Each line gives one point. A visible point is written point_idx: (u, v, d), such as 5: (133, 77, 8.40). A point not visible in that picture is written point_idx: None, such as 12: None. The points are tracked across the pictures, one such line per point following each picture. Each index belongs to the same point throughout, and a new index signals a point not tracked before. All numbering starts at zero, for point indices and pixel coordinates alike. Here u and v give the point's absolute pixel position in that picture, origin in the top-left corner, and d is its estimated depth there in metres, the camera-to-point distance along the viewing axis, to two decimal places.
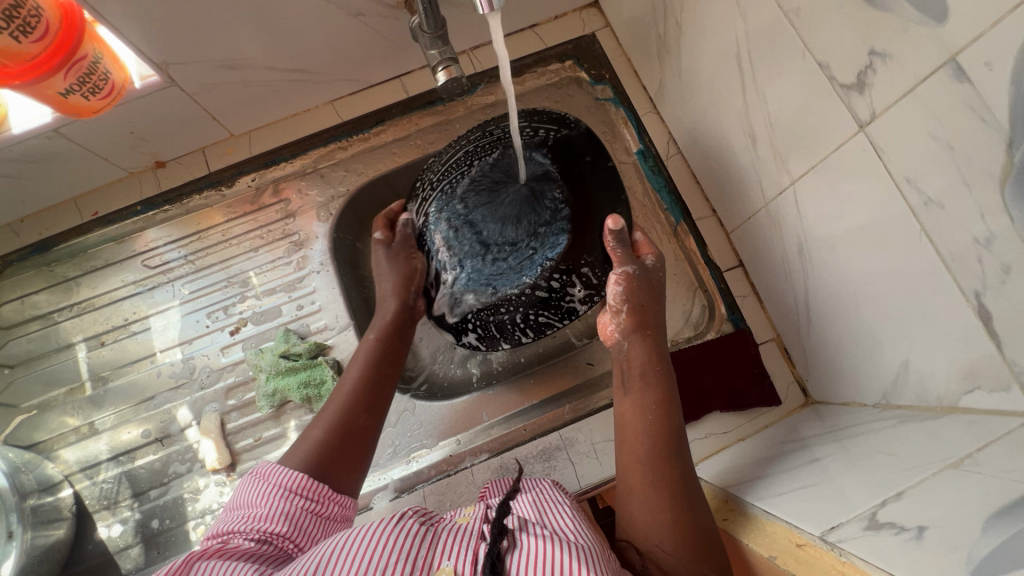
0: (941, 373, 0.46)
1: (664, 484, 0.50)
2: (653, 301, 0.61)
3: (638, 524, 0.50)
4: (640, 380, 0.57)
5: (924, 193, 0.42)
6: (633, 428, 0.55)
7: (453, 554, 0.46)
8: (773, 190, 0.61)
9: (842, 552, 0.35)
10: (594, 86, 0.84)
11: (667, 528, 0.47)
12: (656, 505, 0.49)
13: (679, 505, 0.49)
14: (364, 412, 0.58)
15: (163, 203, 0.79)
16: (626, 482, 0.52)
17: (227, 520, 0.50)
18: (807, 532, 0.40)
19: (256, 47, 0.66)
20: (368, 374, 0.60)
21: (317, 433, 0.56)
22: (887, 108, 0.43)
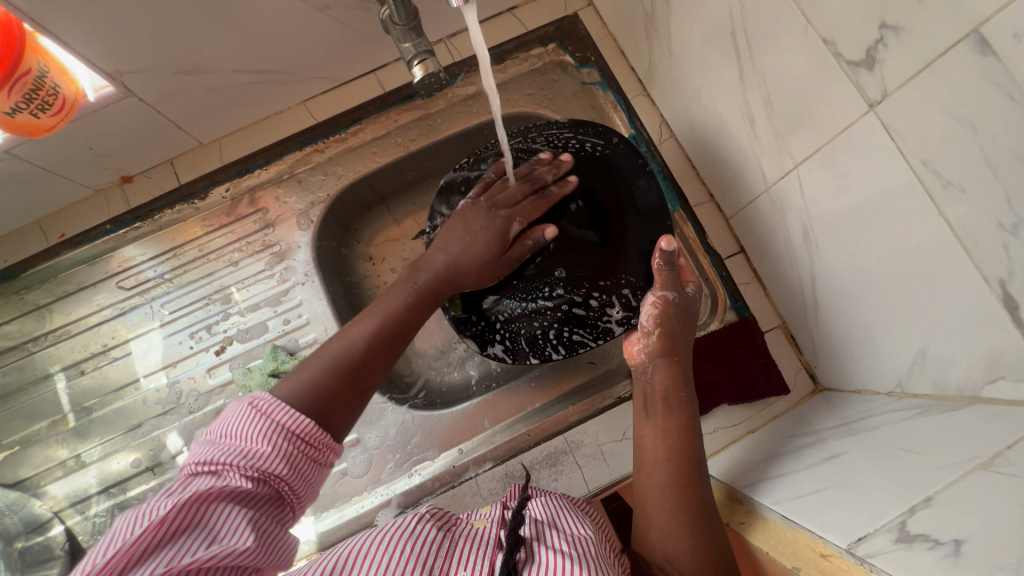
0: (962, 362, 0.44)
1: (693, 516, 0.49)
2: (684, 323, 0.59)
3: (659, 549, 0.49)
4: (670, 405, 0.54)
5: (942, 176, 0.39)
6: (654, 451, 0.53)
7: (470, 565, 0.45)
8: (775, 173, 0.58)
9: (874, 569, 0.34)
10: (579, 70, 0.80)
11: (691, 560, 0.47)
12: (676, 530, 0.48)
13: (700, 533, 0.48)
14: (368, 371, 0.51)
15: (134, 220, 0.74)
16: (649, 506, 0.51)
17: (213, 444, 0.44)
18: (832, 542, 0.38)
19: (217, 49, 0.61)
20: (380, 333, 0.54)
21: (319, 376, 0.49)
22: (900, 85, 0.40)
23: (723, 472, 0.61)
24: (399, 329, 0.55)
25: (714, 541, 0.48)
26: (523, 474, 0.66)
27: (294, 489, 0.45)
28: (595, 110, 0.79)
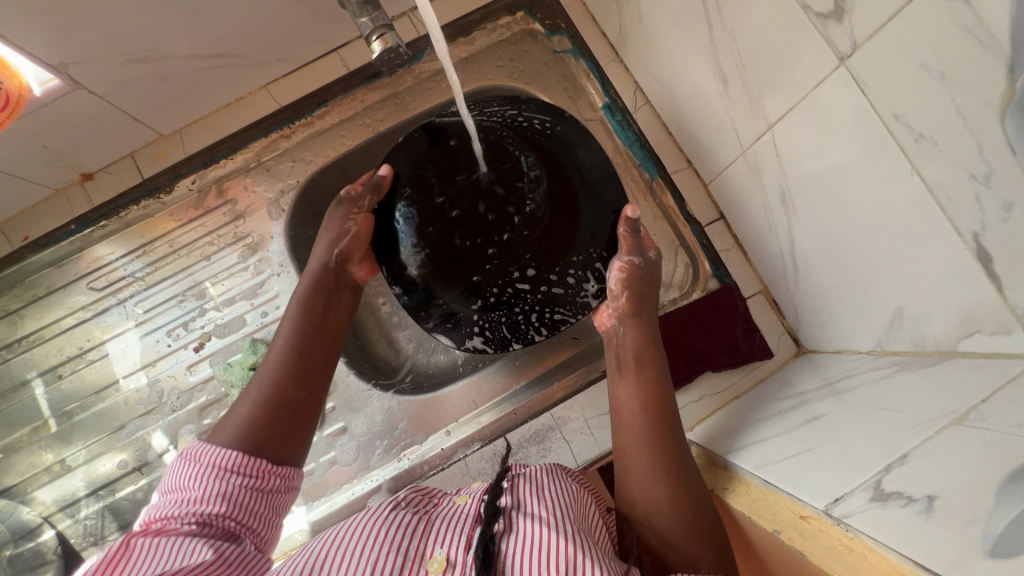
0: (938, 318, 0.44)
1: (667, 463, 0.51)
2: (655, 280, 0.62)
3: (637, 501, 0.51)
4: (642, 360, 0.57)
5: (913, 129, 0.38)
6: (627, 408, 0.55)
7: (447, 541, 0.46)
8: (749, 136, 0.56)
9: (849, 528, 0.34)
10: (550, 38, 0.77)
11: (667, 507, 0.48)
12: (656, 483, 0.50)
13: (679, 482, 0.50)
14: (292, 383, 0.55)
15: (99, 218, 0.72)
16: (631, 460, 0.52)
17: (160, 507, 0.47)
18: (810, 504, 0.38)
19: (165, 33, 0.58)
20: (300, 357, 0.56)
21: (247, 407, 0.52)
22: (869, 37, 0.39)
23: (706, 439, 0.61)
24: (312, 345, 0.58)
25: (690, 487, 0.49)
26: (511, 452, 0.66)
27: (242, 524, 0.47)
28: (568, 79, 0.77)
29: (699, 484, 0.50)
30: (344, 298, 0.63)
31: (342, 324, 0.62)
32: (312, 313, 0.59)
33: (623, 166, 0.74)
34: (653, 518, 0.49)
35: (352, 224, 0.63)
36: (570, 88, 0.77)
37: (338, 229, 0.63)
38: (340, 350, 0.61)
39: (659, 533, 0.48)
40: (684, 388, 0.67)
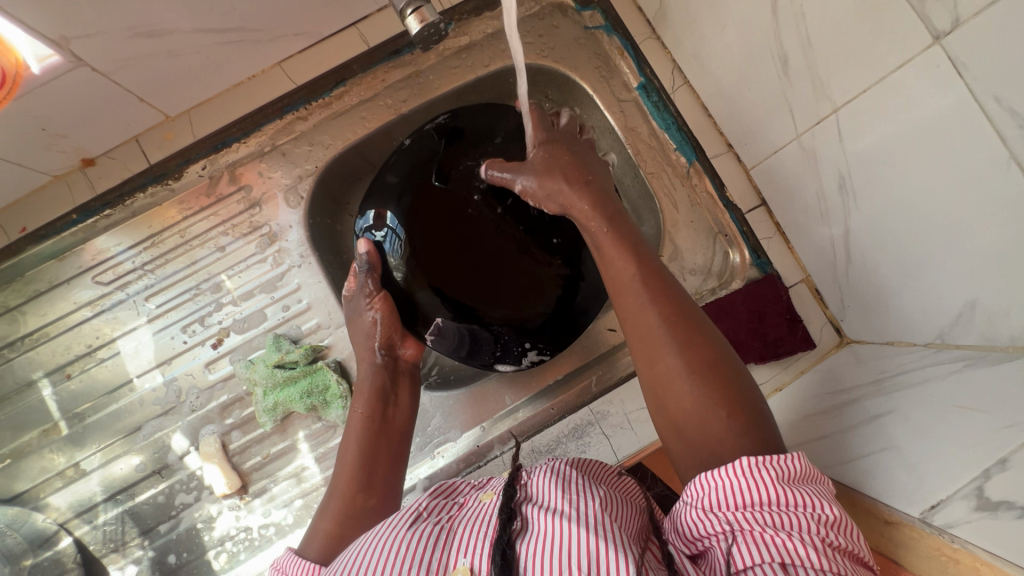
0: (1018, 312, 0.42)
1: (664, 336, 0.47)
2: (561, 151, 0.58)
3: (651, 389, 0.48)
4: (599, 239, 0.53)
5: (1019, 114, 0.37)
6: (620, 295, 0.51)
7: (469, 549, 0.42)
8: (809, 120, 0.53)
9: (955, 540, 0.36)
10: (581, 13, 0.73)
11: (678, 381, 0.45)
12: (672, 367, 0.46)
13: (691, 352, 0.46)
14: (361, 494, 0.54)
15: (103, 207, 0.67)
16: (633, 347, 0.50)
17: None
18: (900, 512, 0.41)
19: (178, 3, 0.53)
20: (369, 464, 0.56)
21: (326, 526, 0.53)
22: (975, 15, 0.37)
23: None
24: (377, 448, 0.57)
25: (697, 352, 0.46)
26: (549, 449, 0.64)
27: None
28: (600, 57, 0.73)
29: (707, 345, 0.47)
30: (402, 389, 0.63)
31: (408, 417, 0.61)
32: (371, 418, 0.58)
33: (658, 151, 0.72)
34: (671, 400, 0.46)
35: (373, 316, 0.61)
36: (603, 67, 0.73)
37: (368, 330, 0.62)
38: (407, 447, 0.60)
39: (682, 414, 0.45)
40: None
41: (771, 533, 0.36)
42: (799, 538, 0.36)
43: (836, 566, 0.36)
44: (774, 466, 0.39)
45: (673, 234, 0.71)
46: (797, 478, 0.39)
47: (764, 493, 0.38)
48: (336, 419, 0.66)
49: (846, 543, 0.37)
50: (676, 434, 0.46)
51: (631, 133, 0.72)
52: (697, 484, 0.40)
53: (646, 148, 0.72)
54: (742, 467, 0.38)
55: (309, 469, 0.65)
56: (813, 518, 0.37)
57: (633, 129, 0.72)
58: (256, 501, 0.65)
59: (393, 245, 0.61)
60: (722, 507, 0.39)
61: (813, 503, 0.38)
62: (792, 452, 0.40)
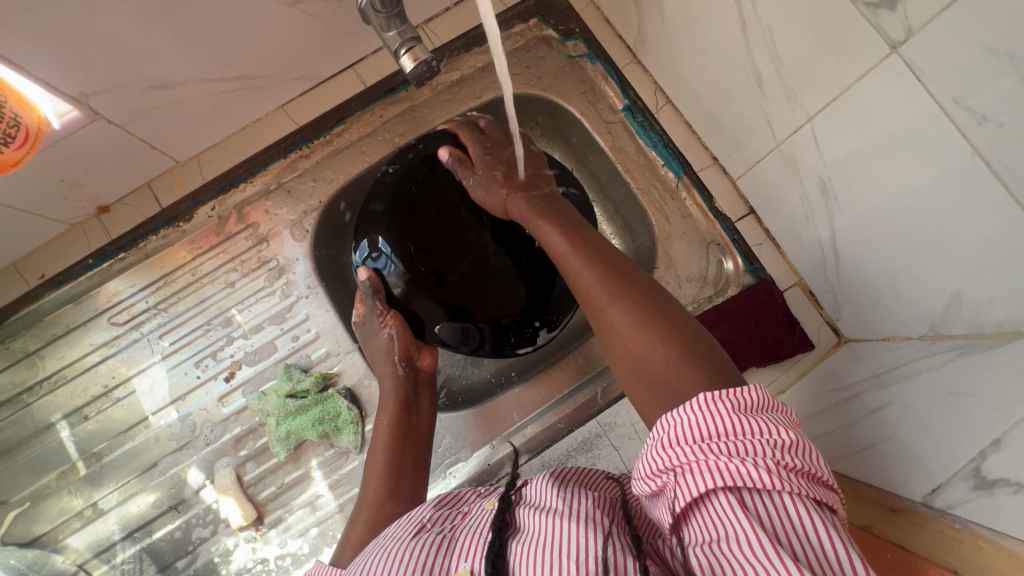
0: (1001, 300, 0.43)
1: (604, 290, 0.50)
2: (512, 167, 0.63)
3: (607, 341, 0.51)
4: (536, 222, 0.58)
5: (977, 112, 0.39)
6: (570, 266, 0.54)
7: (470, 553, 0.43)
8: (785, 129, 0.56)
9: (956, 520, 0.40)
10: (564, 43, 0.77)
11: (624, 326, 0.48)
12: (622, 317, 0.48)
13: (637, 304, 0.49)
14: (389, 500, 0.56)
15: (118, 250, 0.70)
16: (591, 317, 0.52)
17: None
18: (906, 499, 0.44)
19: (185, 56, 0.57)
20: (396, 470, 0.58)
21: (357, 535, 0.54)
22: (926, 23, 0.39)
23: None
24: (403, 455, 0.59)
25: (633, 298, 0.49)
26: (559, 463, 0.64)
27: None
28: (585, 83, 0.77)
29: (643, 288, 0.50)
30: (422, 396, 0.64)
31: (430, 422, 0.63)
32: (396, 426, 0.60)
33: (646, 168, 0.75)
34: (620, 345, 0.48)
35: (387, 333, 0.63)
36: (588, 92, 0.77)
37: (384, 346, 0.64)
38: (428, 454, 0.61)
39: (631, 355, 0.47)
40: None
41: (725, 461, 0.37)
42: (754, 464, 0.36)
43: (792, 486, 0.36)
44: (728, 398, 0.39)
45: (667, 245, 0.73)
46: (753, 408, 0.39)
47: (719, 425, 0.38)
48: (347, 445, 0.67)
49: (802, 466, 0.37)
50: (630, 377, 0.48)
51: (619, 153, 0.75)
52: (661, 424, 0.41)
53: (634, 165, 0.75)
54: (698, 402, 0.40)
55: (324, 497, 0.66)
56: (769, 443, 0.37)
57: (621, 148, 0.76)
58: (272, 531, 0.65)
59: (389, 266, 0.64)
60: (680, 444, 0.39)
61: (768, 429, 0.38)
62: (748, 385, 0.41)
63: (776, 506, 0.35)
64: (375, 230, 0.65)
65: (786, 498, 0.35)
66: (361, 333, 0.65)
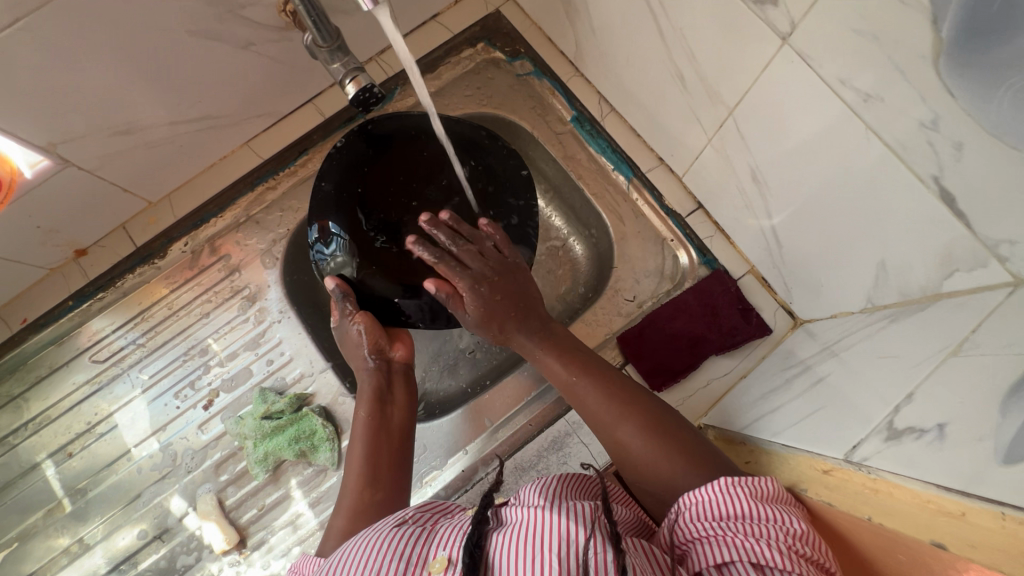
0: (918, 264, 0.45)
1: (614, 413, 0.54)
2: (490, 292, 0.60)
3: (620, 463, 0.54)
4: (535, 354, 0.60)
5: (862, 90, 0.41)
6: (578, 387, 0.57)
7: (448, 543, 0.45)
8: (713, 124, 0.59)
9: (870, 470, 0.37)
10: (512, 63, 0.82)
11: (638, 448, 0.52)
12: (638, 438, 0.52)
13: (646, 425, 0.52)
14: (368, 488, 0.58)
15: (96, 290, 0.73)
16: (597, 433, 0.56)
17: None
18: (831, 457, 0.42)
19: (147, 101, 0.61)
20: (376, 463, 0.60)
21: (339, 522, 0.57)
22: (805, 14, 0.42)
23: (721, 420, 0.62)
24: (379, 446, 0.61)
25: (640, 418, 0.53)
26: (531, 464, 0.66)
27: None
28: (534, 99, 0.81)
29: (647, 407, 0.54)
30: (399, 387, 0.65)
31: (406, 414, 0.64)
32: (372, 418, 0.62)
33: (598, 173, 0.78)
34: (637, 468, 0.52)
35: (357, 329, 0.64)
36: (538, 107, 0.81)
37: (356, 342, 0.65)
38: (408, 446, 0.64)
39: (651, 478, 0.51)
40: (691, 375, 0.68)
41: (743, 538, 0.40)
42: (769, 544, 0.39)
43: (802, 570, 0.38)
44: (748, 484, 0.42)
45: (623, 245, 0.75)
46: (771, 499, 0.42)
47: (738, 507, 0.42)
48: (325, 462, 0.69)
49: (812, 554, 0.40)
50: (654, 495, 0.51)
51: (571, 161, 0.79)
52: (681, 503, 0.44)
53: (586, 171, 0.78)
54: (721, 484, 0.43)
55: (305, 515, 0.67)
56: (784, 531, 0.40)
57: (573, 157, 0.79)
58: (255, 554, 0.66)
59: (339, 248, 0.64)
60: (702, 517, 0.43)
61: (782, 517, 0.41)
62: (765, 476, 0.44)
63: None
64: (325, 216, 0.64)
65: None
66: (337, 332, 0.66)
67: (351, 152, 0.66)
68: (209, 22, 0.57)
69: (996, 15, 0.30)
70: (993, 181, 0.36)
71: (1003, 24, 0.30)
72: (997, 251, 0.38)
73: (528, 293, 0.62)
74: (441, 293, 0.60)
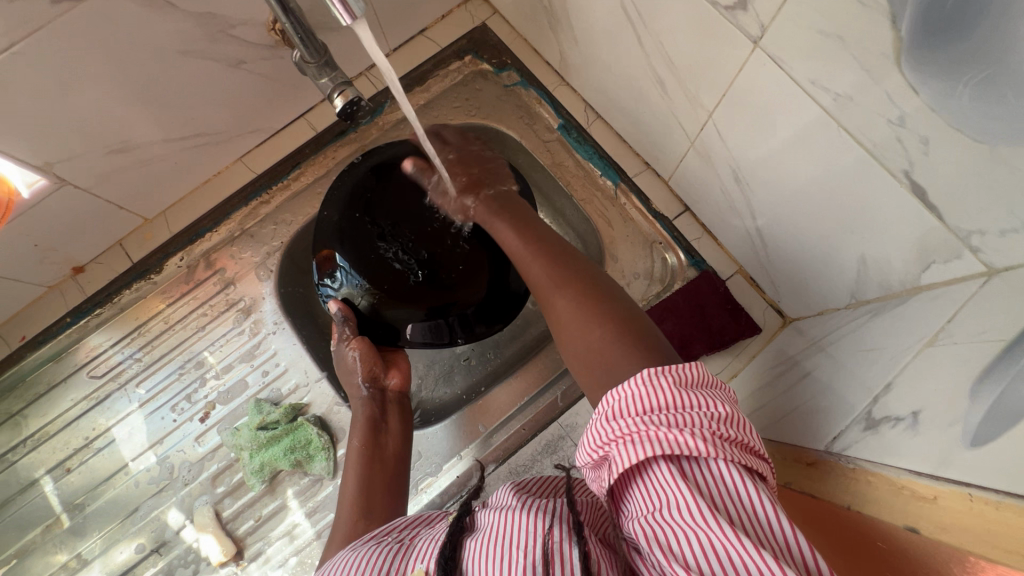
0: (896, 258, 0.46)
1: (555, 279, 0.55)
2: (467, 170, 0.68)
3: (557, 332, 0.53)
4: (494, 225, 0.63)
5: (830, 90, 0.42)
6: (530, 257, 0.58)
7: (426, 556, 0.44)
8: (695, 128, 0.61)
9: (850, 460, 0.39)
10: (499, 74, 0.83)
11: (570, 311, 0.52)
12: (572, 301, 0.52)
13: (583, 292, 0.52)
14: (363, 518, 0.57)
15: (93, 307, 0.74)
16: (541, 305, 0.56)
17: None
18: (816, 450, 0.44)
19: (141, 120, 0.63)
20: (370, 489, 0.59)
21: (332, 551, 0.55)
22: (773, 18, 0.43)
23: None
24: (372, 474, 0.61)
25: (576, 284, 0.53)
26: (526, 468, 0.66)
27: None
28: (521, 108, 0.82)
29: (589, 279, 0.54)
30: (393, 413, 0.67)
31: (400, 442, 0.65)
32: (367, 446, 0.62)
33: (586, 179, 0.79)
34: (565, 327, 0.52)
35: (353, 354, 0.66)
36: (525, 116, 0.82)
37: (351, 367, 0.67)
38: (403, 475, 0.63)
39: (574, 335, 0.50)
40: None
41: (667, 431, 0.37)
42: (691, 434, 0.37)
43: (725, 454, 0.36)
44: (671, 372, 0.40)
45: (613, 249, 0.77)
46: (692, 383, 0.40)
47: (663, 398, 0.39)
48: (320, 471, 0.69)
49: (736, 435, 0.38)
50: (576, 360, 0.50)
51: (558, 168, 0.80)
52: (608, 397, 0.41)
53: (574, 178, 0.80)
54: (643, 376, 0.40)
55: (301, 525, 0.67)
56: (706, 416, 0.38)
57: (560, 163, 0.81)
58: (252, 565, 0.67)
59: (347, 280, 0.66)
60: (624, 415, 0.39)
61: (704, 403, 0.38)
62: (689, 361, 0.41)
63: (710, 473, 0.36)
64: (328, 247, 0.66)
65: (721, 467, 0.36)
66: (336, 361, 0.69)
67: (349, 185, 0.68)
68: (200, 42, 0.59)
69: (949, 13, 0.31)
70: (961, 174, 0.37)
71: (955, 23, 0.31)
72: (970, 242, 0.39)
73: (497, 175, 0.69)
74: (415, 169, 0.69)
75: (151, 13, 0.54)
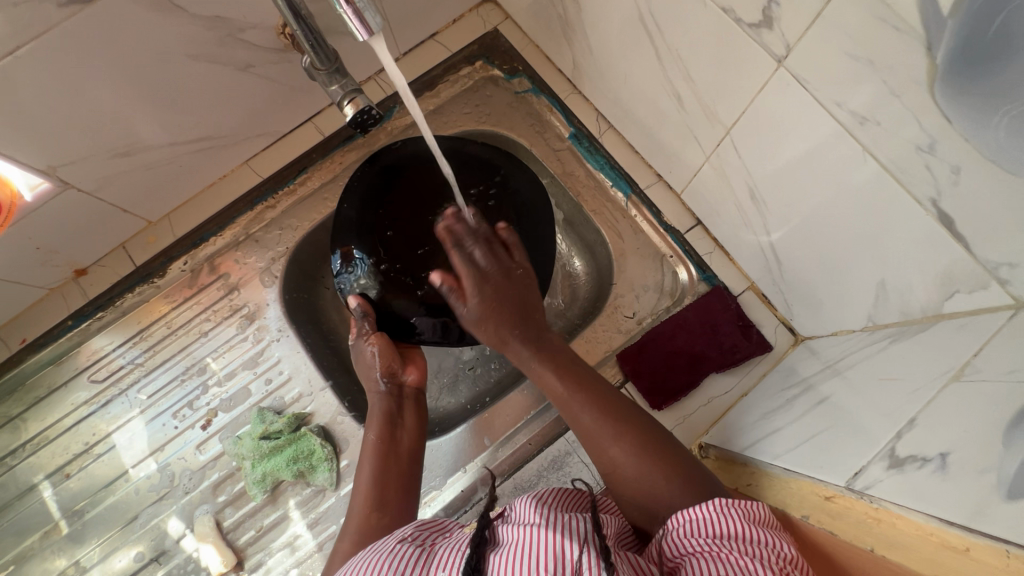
0: (918, 286, 0.45)
1: (606, 428, 0.53)
2: (504, 291, 0.61)
3: (612, 480, 0.53)
4: (533, 365, 0.58)
5: (855, 112, 0.41)
6: (573, 401, 0.55)
7: (448, 566, 0.42)
8: (710, 143, 0.60)
9: (873, 499, 0.38)
10: (510, 81, 0.82)
11: (629, 467, 0.51)
12: (629, 454, 0.51)
13: (641, 442, 0.52)
14: (375, 511, 0.56)
15: (95, 310, 0.73)
16: (586, 448, 0.55)
17: None
18: (833, 484, 0.42)
19: (148, 124, 0.61)
20: (384, 484, 0.58)
21: (344, 547, 0.54)
22: (799, 38, 0.42)
23: (721, 437, 0.62)
24: (387, 468, 0.59)
25: (628, 431, 0.52)
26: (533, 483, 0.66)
27: None
28: (532, 116, 0.81)
29: (638, 423, 0.53)
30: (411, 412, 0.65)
31: (416, 438, 0.63)
32: (383, 439, 0.61)
33: (596, 189, 0.78)
34: (627, 483, 0.51)
35: (370, 350, 0.64)
36: (536, 124, 0.81)
37: (370, 362, 0.65)
38: (416, 472, 0.61)
39: (639, 493, 0.50)
40: (691, 394, 0.67)
41: (737, 555, 0.39)
42: (760, 562, 0.38)
43: None
44: (742, 507, 0.42)
45: (622, 262, 0.75)
46: (762, 521, 0.42)
47: (732, 527, 0.41)
48: (323, 482, 0.68)
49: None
50: (643, 516, 0.50)
51: (570, 178, 0.79)
52: (675, 518, 0.44)
53: (585, 188, 0.78)
54: (716, 504, 0.43)
55: (303, 537, 0.67)
56: (774, 555, 0.40)
57: (571, 173, 0.79)
58: None
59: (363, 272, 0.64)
60: (696, 534, 0.42)
61: (774, 541, 0.41)
62: (760, 502, 0.44)
63: None
64: (348, 242, 0.64)
65: None
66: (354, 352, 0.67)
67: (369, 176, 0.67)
68: (208, 46, 0.58)
69: (988, 43, 0.30)
70: (993, 206, 0.36)
71: (994, 55, 0.30)
72: (998, 274, 0.38)
73: (526, 295, 0.61)
74: (446, 286, 0.61)
75: (160, 17, 0.53)
